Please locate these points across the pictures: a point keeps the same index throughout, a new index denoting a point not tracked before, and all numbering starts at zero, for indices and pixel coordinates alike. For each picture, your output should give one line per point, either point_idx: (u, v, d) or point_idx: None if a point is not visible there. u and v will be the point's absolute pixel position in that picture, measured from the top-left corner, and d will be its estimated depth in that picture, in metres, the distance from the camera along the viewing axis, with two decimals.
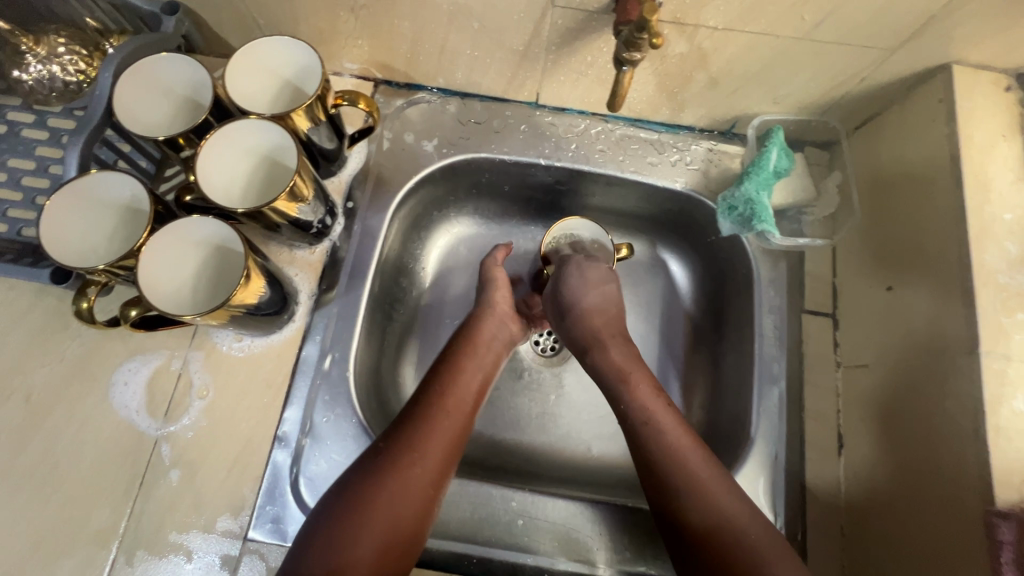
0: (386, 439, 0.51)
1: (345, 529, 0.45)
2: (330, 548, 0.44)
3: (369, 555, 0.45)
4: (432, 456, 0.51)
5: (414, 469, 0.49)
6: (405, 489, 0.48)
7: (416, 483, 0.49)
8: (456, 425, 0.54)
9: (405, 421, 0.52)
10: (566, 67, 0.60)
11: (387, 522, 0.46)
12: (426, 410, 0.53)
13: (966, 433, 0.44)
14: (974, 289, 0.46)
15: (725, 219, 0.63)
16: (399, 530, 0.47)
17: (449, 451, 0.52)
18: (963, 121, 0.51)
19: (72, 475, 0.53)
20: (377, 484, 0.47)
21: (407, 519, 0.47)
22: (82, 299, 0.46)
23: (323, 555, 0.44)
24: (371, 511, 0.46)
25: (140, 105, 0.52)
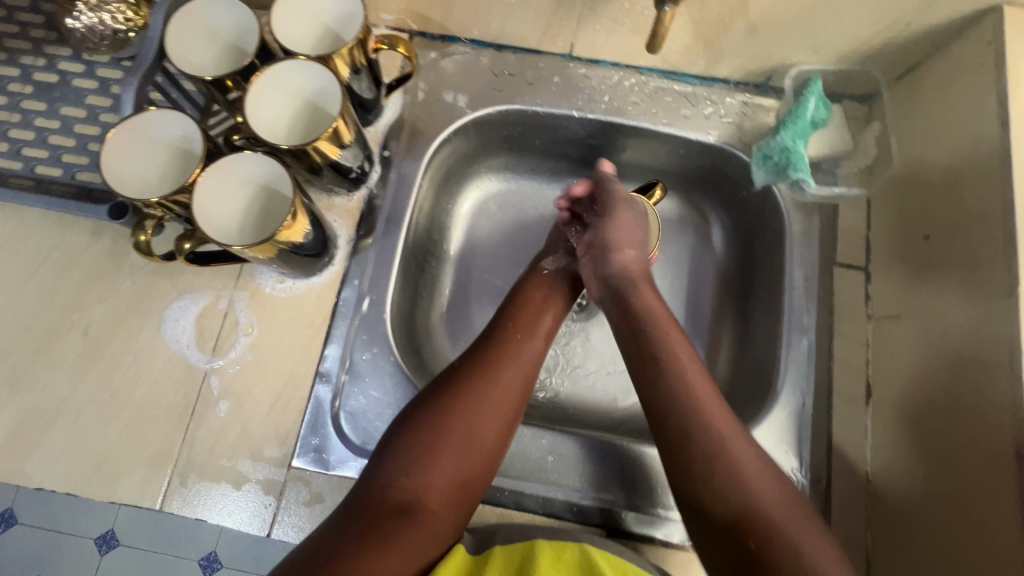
0: (462, 364, 0.52)
1: (424, 444, 0.47)
2: (411, 461, 0.47)
3: (449, 471, 0.47)
4: (508, 382, 0.51)
5: (489, 392, 0.50)
6: (483, 410, 0.49)
7: (494, 407, 0.50)
8: (532, 351, 0.54)
9: (481, 349, 0.53)
10: (602, 14, 0.60)
11: (465, 440, 0.48)
12: (501, 339, 0.54)
13: (1002, 374, 0.44)
14: (1016, 232, 0.46)
15: (758, 169, 0.64)
16: (479, 450, 0.48)
17: (524, 376, 0.52)
18: (1012, 63, 0.50)
19: (129, 403, 0.56)
20: (453, 404, 0.49)
21: (487, 439, 0.49)
22: (140, 231, 0.49)
23: (403, 469, 0.47)
24: (449, 429, 0.48)
25: (190, 46, 0.54)
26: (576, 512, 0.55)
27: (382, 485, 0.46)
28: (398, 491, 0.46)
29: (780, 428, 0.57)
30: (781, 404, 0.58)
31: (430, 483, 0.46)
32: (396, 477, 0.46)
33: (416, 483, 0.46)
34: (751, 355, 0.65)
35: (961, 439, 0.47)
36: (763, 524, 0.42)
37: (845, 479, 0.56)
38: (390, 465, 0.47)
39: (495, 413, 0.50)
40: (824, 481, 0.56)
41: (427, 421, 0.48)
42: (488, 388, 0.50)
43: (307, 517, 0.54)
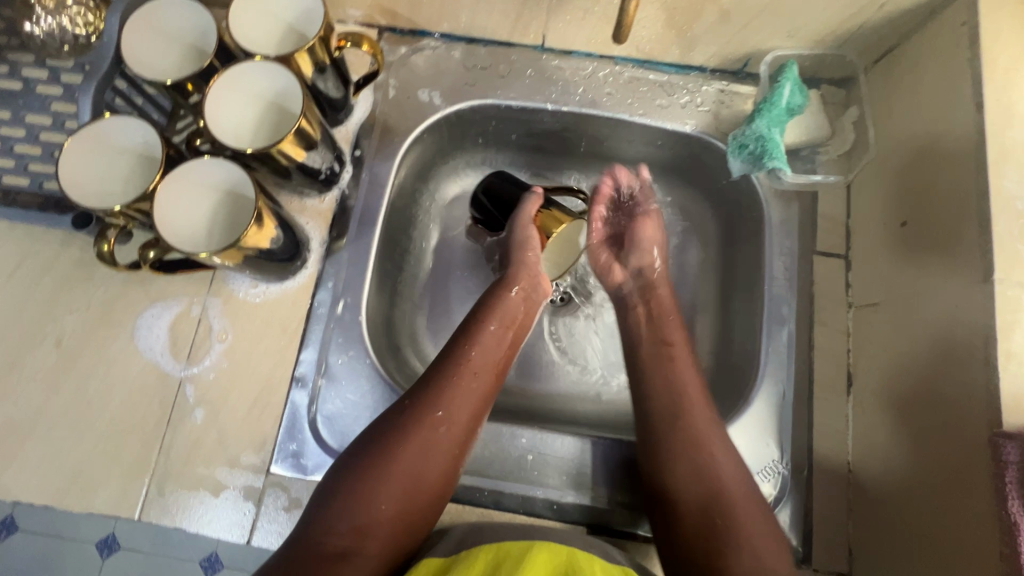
0: (408, 401, 0.52)
1: (367, 490, 0.47)
2: (353, 504, 0.46)
3: (389, 512, 0.47)
4: (456, 421, 0.51)
5: (433, 429, 0.50)
6: (425, 448, 0.49)
7: (437, 444, 0.50)
8: (484, 386, 0.54)
9: (425, 384, 0.53)
10: (571, 4, 0.58)
11: (405, 479, 0.48)
12: (447, 374, 0.53)
13: (978, 361, 0.44)
14: (991, 216, 0.45)
15: (735, 159, 0.62)
16: (419, 488, 0.49)
17: (468, 413, 0.52)
18: (986, 43, 0.49)
19: (105, 414, 0.56)
20: (398, 444, 0.49)
21: (426, 477, 0.49)
22: (103, 241, 0.49)
23: (344, 513, 0.46)
24: (392, 471, 0.48)
25: (145, 48, 0.53)
26: (555, 510, 0.55)
27: (322, 534, 0.45)
28: (337, 536, 0.45)
29: (760, 419, 0.57)
30: (761, 395, 0.57)
31: (370, 526, 0.46)
32: (335, 522, 0.46)
33: (355, 527, 0.46)
34: (732, 346, 0.64)
35: (940, 427, 0.46)
36: (736, 520, 0.48)
37: (826, 470, 0.56)
38: (330, 509, 0.46)
39: (437, 450, 0.50)
40: (805, 472, 0.56)
41: (371, 461, 0.48)
42: (432, 424, 0.50)
43: (287, 523, 0.53)
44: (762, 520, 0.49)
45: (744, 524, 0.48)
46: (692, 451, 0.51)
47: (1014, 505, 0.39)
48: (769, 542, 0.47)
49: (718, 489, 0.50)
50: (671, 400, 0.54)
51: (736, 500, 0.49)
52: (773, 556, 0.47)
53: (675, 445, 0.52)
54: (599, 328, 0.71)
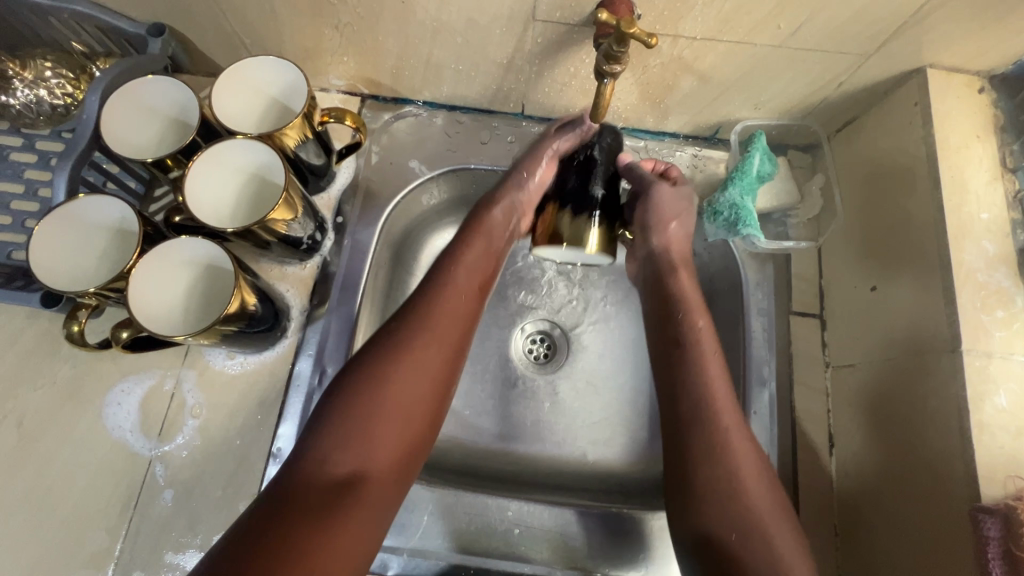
0: (395, 323, 0.50)
1: (364, 415, 0.45)
2: (351, 431, 0.44)
3: (391, 437, 0.45)
4: (444, 334, 0.51)
5: (427, 350, 0.49)
6: (422, 371, 0.48)
7: (431, 366, 0.49)
8: (466, 313, 0.53)
9: (417, 304, 0.52)
10: (550, 78, 0.61)
11: (402, 401, 0.47)
12: (434, 295, 0.52)
13: (953, 431, 0.45)
14: (955, 287, 0.48)
15: (710, 224, 0.63)
16: (417, 412, 0.47)
17: (460, 334, 0.52)
18: (938, 122, 0.52)
19: (67, 498, 0.53)
20: (392, 367, 0.47)
21: (423, 398, 0.48)
22: (73, 322, 0.47)
23: (342, 441, 0.44)
24: (387, 394, 0.46)
25: (125, 126, 0.53)
26: None
27: (314, 460, 0.43)
28: (337, 466, 0.43)
29: None
30: None
31: (372, 452, 0.44)
32: (334, 452, 0.43)
33: (357, 454, 0.44)
34: None
35: (920, 494, 0.48)
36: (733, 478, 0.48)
37: (815, 537, 0.55)
38: (325, 439, 0.44)
39: (433, 373, 0.49)
40: None
41: (366, 385, 0.46)
42: (428, 345, 0.49)
43: None
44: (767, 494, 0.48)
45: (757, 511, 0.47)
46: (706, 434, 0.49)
47: None
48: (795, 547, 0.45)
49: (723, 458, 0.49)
50: (701, 399, 0.51)
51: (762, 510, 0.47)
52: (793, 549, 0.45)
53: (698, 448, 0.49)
54: (583, 385, 0.70)
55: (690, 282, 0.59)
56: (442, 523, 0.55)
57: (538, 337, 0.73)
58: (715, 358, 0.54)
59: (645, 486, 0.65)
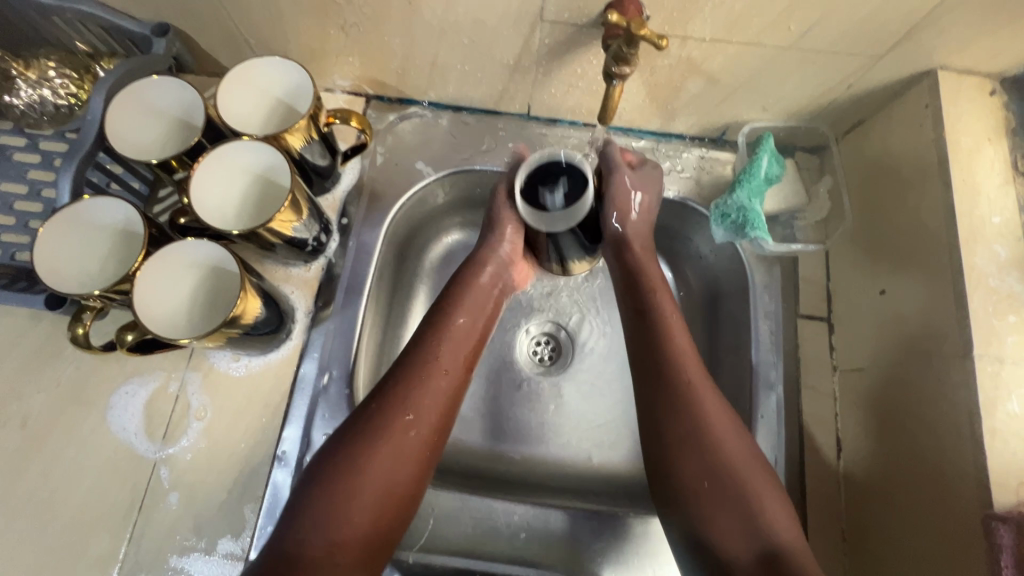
0: (378, 399, 0.49)
1: (343, 495, 0.44)
2: (325, 513, 0.43)
3: (366, 517, 0.44)
4: (427, 408, 0.49)
5: (407, 428, 0.48)
6: (403, 448, 0.47)
7: (413, 443, 0.48)
8: (450, 386, 0.52)
9: (402, 375, 0.51)
10: (557, 79, 0.60)
11: (381, 481, 0.45)
12: (416, 372, 0.50)
13: (965, 437, 0.45)
14: (966, 292, 0.47)
15: (717, 227, 0.63)
16: (391, 496, 0.46)
17: (443, 406, 0.51)
18: (949, 125, 0.52)
19: (71, 501, 0.53)
20: (371, 448, 0.46)
21: (399, 481, 0.46)
22: (78, 324, 0.47)
23: (315, 523, 0.42)
24: (369, 472, 0.45)
25: (129, 127, 0.53)
26: None
27: (291, 541, 0.42)
28: (311, 548, 0.42)
29: None
30: None
31: (346, 535, 0.43)
32: (308, 533, 0.42)
33: (333, 536, 0.43)
34: None
35: (929, 499, 0.47)
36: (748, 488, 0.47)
37: (823, 542, 0.54)
38: (303, 521, 0.43)
39: (414, 450, 0.47)
40: None
41: (343, 466, 0.45)
42: (412, 420, 0.48)
43: None
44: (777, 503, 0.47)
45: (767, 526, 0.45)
46: (701, 446, 0.48)
47: None
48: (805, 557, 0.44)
49: (721, 474, 0.47)
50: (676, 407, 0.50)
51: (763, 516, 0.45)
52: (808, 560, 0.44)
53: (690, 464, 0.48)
54: (588, 388, 0.70)
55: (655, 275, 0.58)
56: (447, 527, 0.55)
57: (543, 339, 0.73)
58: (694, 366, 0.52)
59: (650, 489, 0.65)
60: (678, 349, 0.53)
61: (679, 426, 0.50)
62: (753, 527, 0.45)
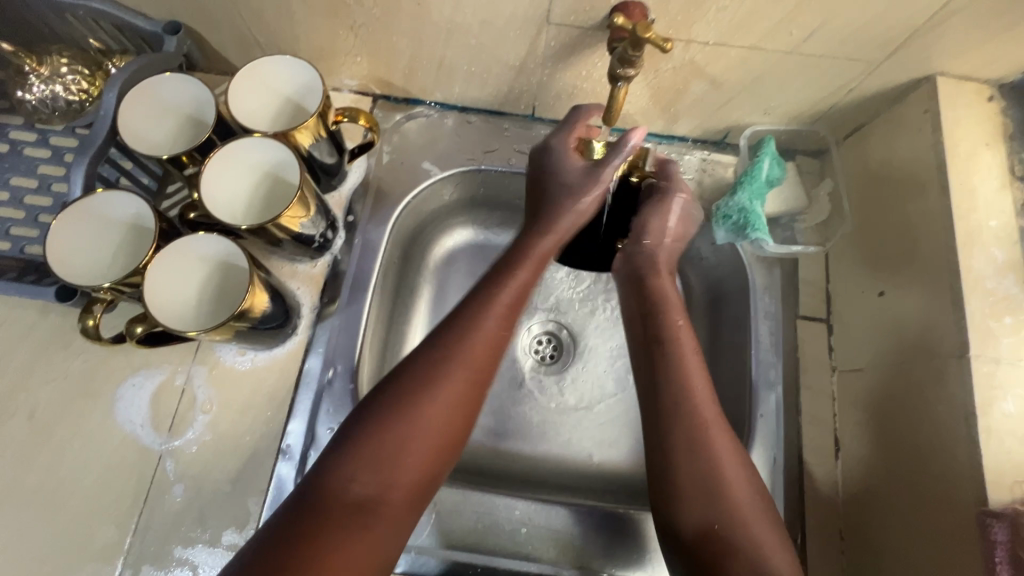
0: (438, 346, 0.48)
1: (390, 437, 0.44)
2: (371, 455, 0.43)
3: (416, 459, 0.44)
4: (482, 355, 0.49)
5: (464, 374, 0.47)
6: (453, 394, 0.46)
7: (464, 390, 0.47)
8: (504, 332, 0.51)
9: (459, 322, 0.49)
10: (562, 81, 0.61)
11: (430, 428, 0.45)
12: (477, 314, 0.50)
13: (961, 435, 0.46)
14: (963, 293, 0.48)
15: (719, 228, 0.64)
16: (441, 443, 0.45)
17: (497, 352, 0.50)
18: (948, 130, 0.53)
19: (77, 492, 0.53)
20: (425, 391, 0.46)
21: (452, 427, 0.46)
22: (88, 316, 0.47)
23: (365, 463, 0.43)
24: (419, 418, 0.45)
25: (140, 123, 0.53)
26: None
27: (337, 481, 0.42)
28: (361, 486, 0.42)
29: None
30: None
31: (394, 477, 0.43)
32: (357, 473, 0.42)
33: (379, 478, 0.43)
34: None
35: (925, 497, 0.48)
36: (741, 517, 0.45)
37: (821, 540, 0.55)
38: (349, 460, 0.43)
39: (462, 397, 0.47)
40: (799, 542, 0.55)
41: (394, 407, 0.45)
42: (465, 365, 0.47)
43: None
44: (754, 490, 0.47)
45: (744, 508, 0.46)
46: (701, 457, 0.47)
47: None
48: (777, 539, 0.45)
49: (716, 481, 0.46)
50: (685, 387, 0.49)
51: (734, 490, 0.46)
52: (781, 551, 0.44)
53: (682, 440, 0.47)
54: (590, 386, 0.70)
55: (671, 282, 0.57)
56: (449, 521, 0.56)
57: (545, 338, 0.73)
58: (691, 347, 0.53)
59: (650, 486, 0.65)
60: (683, 353, 0.51)
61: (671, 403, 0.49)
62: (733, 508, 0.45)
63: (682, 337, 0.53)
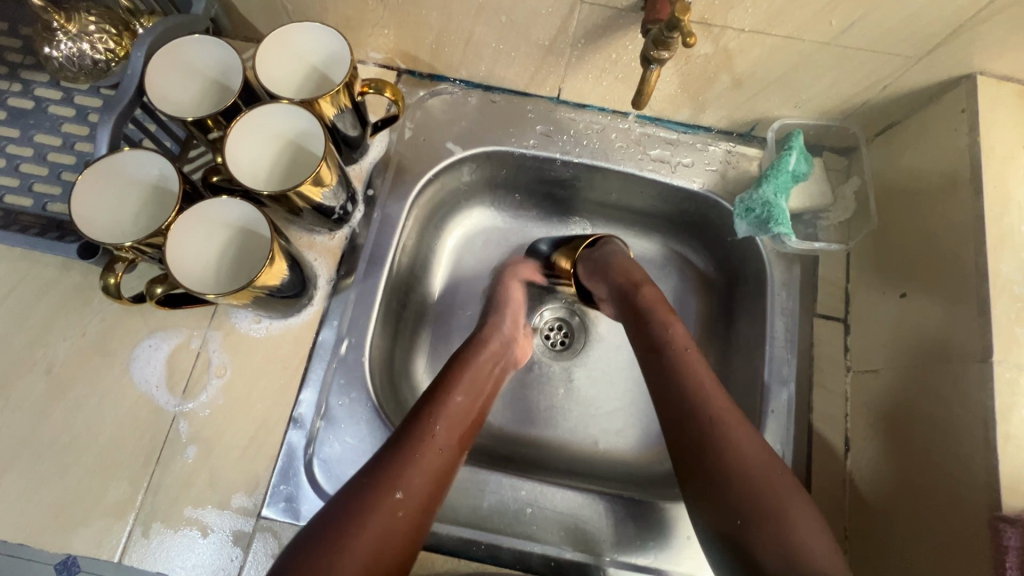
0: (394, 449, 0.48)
1: (348, 541, 0.41)
2: (329, 559, 0.41)
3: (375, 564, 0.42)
4: (436, 455, 0.49)
5: (425, 473, 0.47)
6: (415, 493, 0.46)
7: (424, 490, 0.47)
8: (460, 432, 0.52)
9: (415, 424, 0.50)
10: (590, 63, 0.60)
11: (392, 529, 0.44)
12: (436, 415, 0.51)
13: (978, 441, 0.45)
14: (989, 298, 0.47)
15: (741, 221, 0.64)
16: (404, 539, 0.44)
17: (454, 452, 0.51)
18: (985, 131, 0.51)
19: (90, 448, 0.54)
20: (388, 476, 0.46)
21: (412, 523, 0.45)
22: (110, 274, 0.48)
23: (323, 571, 0.40)
24: (381, 516, 0.43)
25: (170, 84, 0.54)
26: (553, 567, 0.54)
27: None
28: None
29: None
30: None
31: None
32: None
33: None
34: (733, 401, 0.65)
35: (938, 506, 0.47)
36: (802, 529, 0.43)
37: None
38: (305, 570, 0.40)
39: (423, 497, 0.46)
40: None
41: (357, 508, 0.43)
42: (423, 465, 0.47)
43: None
44: (752, 437, 0.48)
45: (777, 495, 0.44)
46: (721, 437, 0.47)
47: None
48: (813, 524, 0.43)
49: (756, 487, 0.45)
50: (694, 387, 0.51)
51: (770, 490, 0.45)
52: (807, 519, 0.43)
53: (705, 440, 0.48)
54: (598, 376, 0.70)
55: (654, 291, 0.61)
56: (456, 498, 0.56)
57: (556, 324, 0.73)
58: (696, 358, 0.54)
59: (654, 476, 0.65)
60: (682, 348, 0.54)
61: (683, 391, 0.51)
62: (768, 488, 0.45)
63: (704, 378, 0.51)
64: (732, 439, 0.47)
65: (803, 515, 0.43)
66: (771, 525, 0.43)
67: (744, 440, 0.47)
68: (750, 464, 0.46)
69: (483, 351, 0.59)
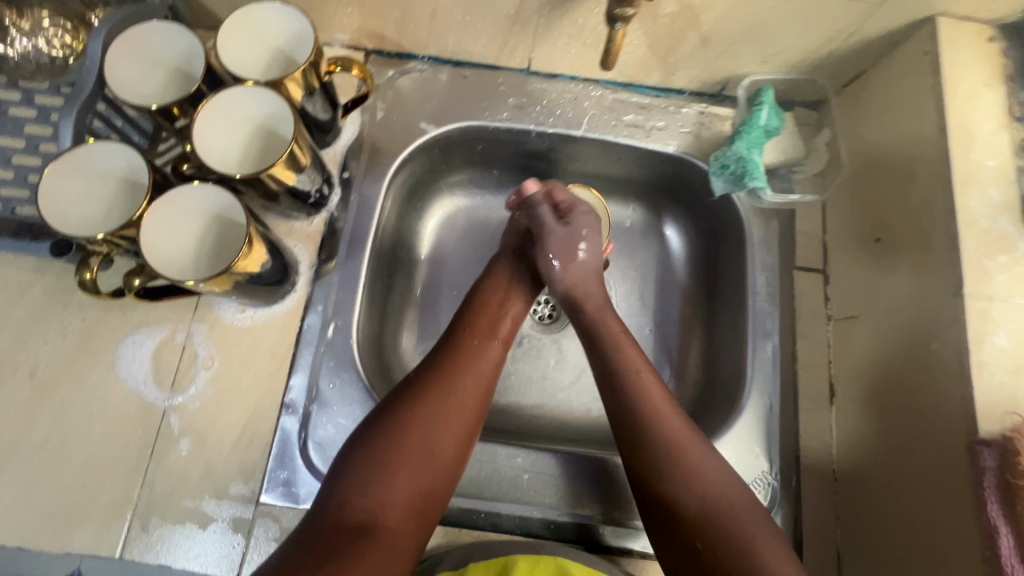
0: (425, 371, 0.52)
1: (386, 457, 0.46)
2: (369, 474, 0.45)
3: (411, 479, 0.46)
4: (470, 380, 0.52)
5: (455, 393, 0.50)
6: (451, 412, 0.49)
7: (459, 409, 0.50)
8: (492, 358, 0.55)
9: (449, 349, 0.54)
10: (558, 30, 0.60)
11: (427, 446, 0.47)
12: (467, 343, 0.55)
13: (953, 371, 0.46)
14: (959, 233, 0.48)
15: (716, 178, 0.64)
16: (441, 456, 0.48)
17: (490, 378, 0.54)
18: (948, 72, 0.52)
19: (82, 448, 0.53)
20: (417, 417, 0.48)
21: (451, 441, 0.49)
22: (85, 269, 0.47)
23: (363, 483, 0.45)
24: (415, 433, 0.47)
25: (129, 73, 0.52)
26: (553, 529, 0.56)
27: (339, 505, 0.44)
28: (358, 509, 0.44)
29: (747, 434, 0.58)
30: (750, 406, 0.59)
31: (391, 496, 0.45)
32: (355, 495, 0.44)
33: (373, 499, 0.44)
34: (719, 357, 0.66)
35: (921, 441, 0.48)
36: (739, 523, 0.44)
37: (814, 478, 0.58)
38: (350, 484, 0.45)
39: (460, 416, 0.50)
40: (794, 483, 0.57)
41: (391, 428, 0.47)
42: (457, 387, 0.51)
43: None
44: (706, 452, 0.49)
45: (721, 493, 0.46)
46: (659, 439, 0.49)
47: (994, 510, 0.40)
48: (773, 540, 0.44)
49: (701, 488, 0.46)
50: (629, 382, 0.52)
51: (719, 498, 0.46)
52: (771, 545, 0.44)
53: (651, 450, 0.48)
54: None
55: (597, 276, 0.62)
56: None
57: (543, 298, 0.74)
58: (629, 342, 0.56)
59: None
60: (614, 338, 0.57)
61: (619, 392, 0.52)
62: (705, 493, 0.46)
63: (642, 374, 0.53)
64: (692, 461, 0.48)
65: (758, 532, 0.44)
66: (713, 524, 0.45)
67: (695, 458, 0.48)
68: (703, 480, 0.47)
69: (503, 277, 0.63)
